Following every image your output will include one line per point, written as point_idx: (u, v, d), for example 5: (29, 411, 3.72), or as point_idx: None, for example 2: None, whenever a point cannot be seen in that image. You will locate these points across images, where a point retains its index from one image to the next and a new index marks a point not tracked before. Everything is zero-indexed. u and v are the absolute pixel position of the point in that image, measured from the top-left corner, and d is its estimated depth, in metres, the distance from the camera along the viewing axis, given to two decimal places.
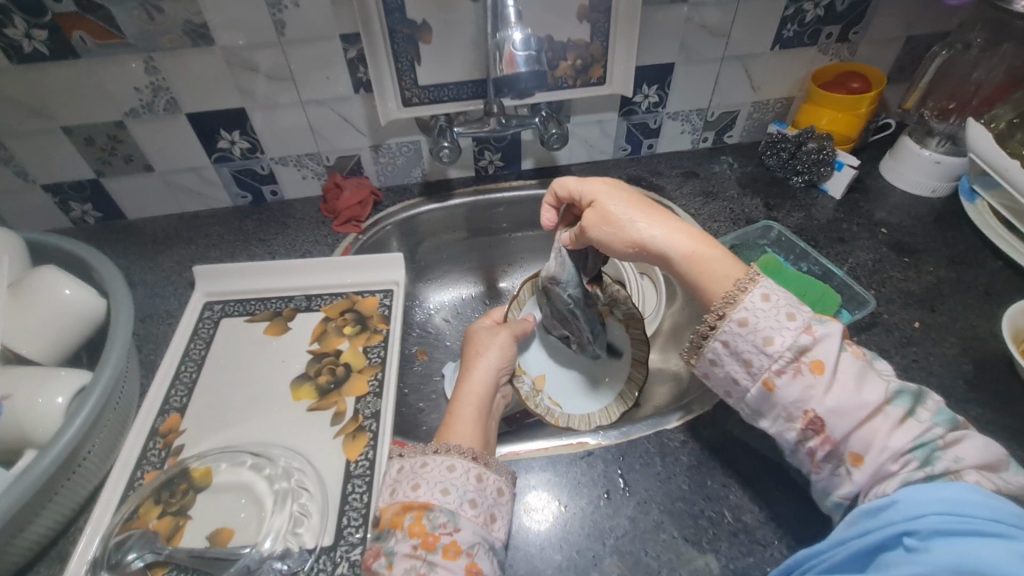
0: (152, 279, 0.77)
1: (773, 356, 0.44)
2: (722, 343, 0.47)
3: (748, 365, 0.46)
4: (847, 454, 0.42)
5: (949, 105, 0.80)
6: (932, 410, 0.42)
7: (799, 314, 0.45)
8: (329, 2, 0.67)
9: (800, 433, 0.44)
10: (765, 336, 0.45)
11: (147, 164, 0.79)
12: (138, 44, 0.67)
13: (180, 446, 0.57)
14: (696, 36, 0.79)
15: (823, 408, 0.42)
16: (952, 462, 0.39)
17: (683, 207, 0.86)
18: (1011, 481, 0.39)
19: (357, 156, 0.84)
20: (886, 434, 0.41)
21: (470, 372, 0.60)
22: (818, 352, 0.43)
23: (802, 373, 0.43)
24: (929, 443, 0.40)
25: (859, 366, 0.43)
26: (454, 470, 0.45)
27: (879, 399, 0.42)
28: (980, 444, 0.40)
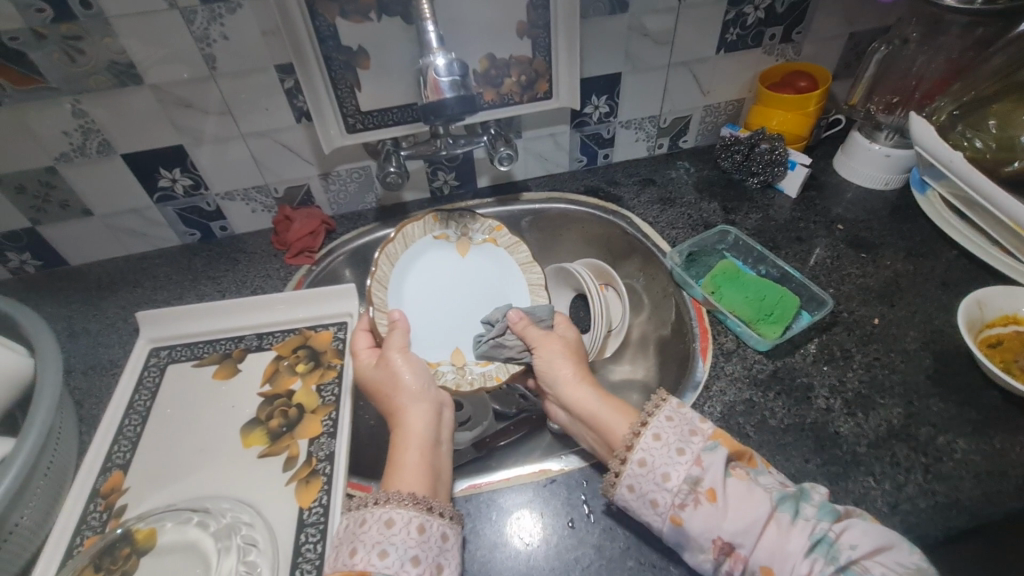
0: (96, 328, 0.74)
1: (673, 492, 0.47)
2: (628, 488, 0.48)
3: (654, 505, 0.47)
4: (759, 569, 0.44)
5: (893, 100, 0.81)
6: (817, 504, 0.45)
7: (688, 448, 0.48)
8: (260, 33, 0.65)
9: (715, 561, 0.45)
10: (663, 473, 0.48)
11: (86, 209, 0.76)
12: (64, 88, 0.65)
13: (123, 506, 0.54)
14: (640, 45, 0.78)
15: (727, 533, 0.44)
16: (850, 552, 0.42)
17: (642, 216, 0.85)
18: (907, 564, 0.42)
19: (307, 186, 0.82)
20: (786, 540, 0.43)
21: (399, 408, 0.58)
22: (709, 481, 0.46)
23: (701, 503, 0.46)
24: (823, 539, 0.43)
25: (745, 486, 0.46)
26: (392, 526, 0.46)
27: (767, 509, 0.45)
28: (865, 529, 0.44)
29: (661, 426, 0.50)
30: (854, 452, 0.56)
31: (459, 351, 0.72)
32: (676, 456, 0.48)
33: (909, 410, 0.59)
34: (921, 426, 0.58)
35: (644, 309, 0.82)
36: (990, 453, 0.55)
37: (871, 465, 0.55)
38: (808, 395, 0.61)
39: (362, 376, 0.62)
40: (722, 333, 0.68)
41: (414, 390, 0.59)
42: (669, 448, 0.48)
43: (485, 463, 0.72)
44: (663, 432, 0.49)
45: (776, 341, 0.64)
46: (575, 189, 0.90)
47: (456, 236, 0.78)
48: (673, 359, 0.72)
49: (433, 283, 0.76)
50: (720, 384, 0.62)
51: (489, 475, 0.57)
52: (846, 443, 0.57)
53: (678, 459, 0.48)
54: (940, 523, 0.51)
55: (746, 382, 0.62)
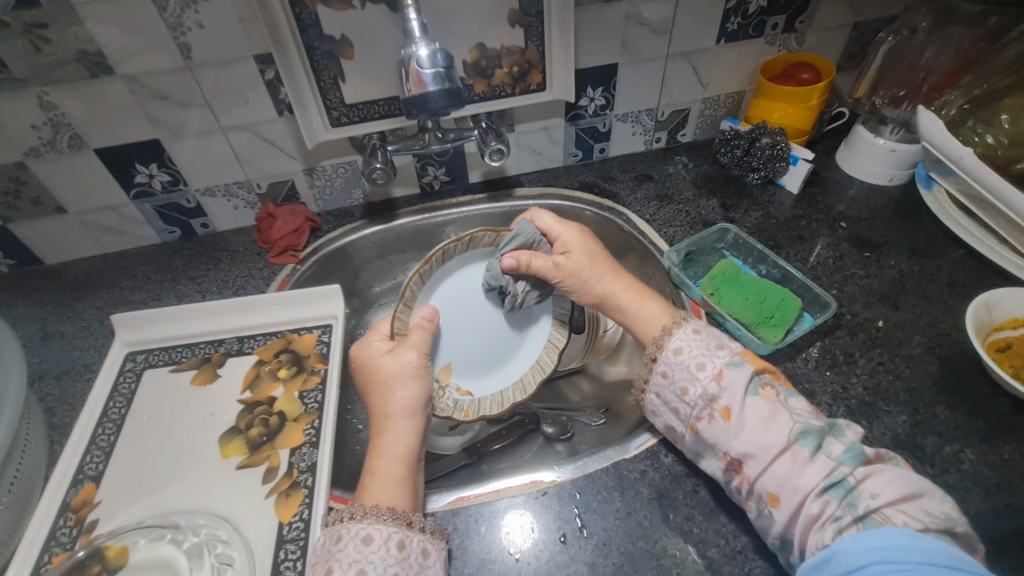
0: (71, 330, 0.71)
1: (691, 404, 0.51)
2: (654, 395, 0.54)
3: (678, 412, 0.52)
4: (765, 494, 0.46)
5: (900, 93, 0.78)
6: (845, 445, 0.46)
7: (726, 346, 0.53)
8: (237, 21, 0.62)
9: (726, 472, 0.49)
10: (699, 363, 0.52)
11: (58, 206, 0.73)
12: (29, 79, 0.61)
13: (94, 521, 0.52)
14: (638, 34, 0.75)
15: (736, 449, 0.48)
16: (869, 501, 0.42)
17: (638, 212, 0.82)
18: (935, 514, 0.41)
19: (291, 182, 0.79)
20: (799, 472, 0.45)
21: (392, 416, 0.53)
22: (725, 399, 0.49)
23: (715, 419, 0.49)
24: (840, 482, 0.44)
25: (769, 407, 0.48)
26: (370, 543, 0.44)
27: (786, 439, 0.46)
28: (891, 476, 0.43)
29: (700, 324, 0.55)
30: None
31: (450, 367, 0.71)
32: (696, 371, 0.51)
33: (914, 417, 0.57)
34: (927, 434, 0.55)
35: None
36: (999, 464, 0.53)
37: None
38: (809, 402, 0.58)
39: (365, 362, 0.57)
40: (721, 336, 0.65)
41: (416, 401, 0.54)
42: (692, 364, 0.52)
43: (475, 470, 0.70)
44: (685, 346, 0.53)
45: (777, 345, 0.62)
46: (570, 184, 0.87)
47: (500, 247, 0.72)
48: None
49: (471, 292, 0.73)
50: None
51: (479, 486, 0.55)
52: None
53: (699, 374, 0.51)
54: None
55: None
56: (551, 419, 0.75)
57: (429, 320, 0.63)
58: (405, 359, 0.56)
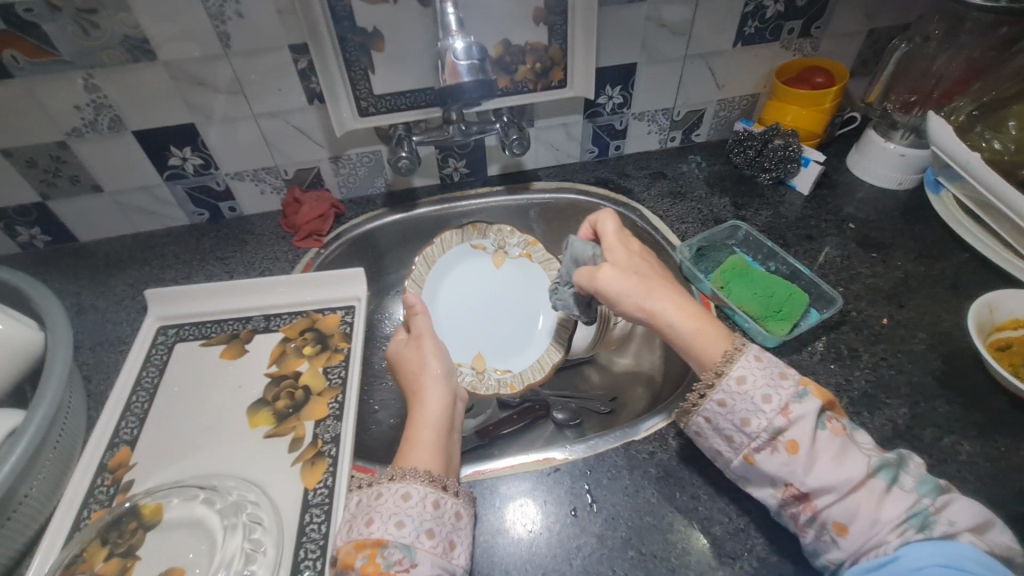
0: (104, 304, 0.74)
1: (751, 436, 0.45)
2: (704, 419, 0.48)
3: (730, 440, 0.47)
4: (832, 523, 0.43)
5: (910, 98, 0.79)
6: (918, 476, 0.43)
7: (776, 395, 0.45)
8: (275, 12, 0.65)
9: (782, 501, 0.45)
10: (743, 417, 0.46)
11: (95, 185, 0.76)
12: (76, 62, 0.64)
13: (130, 481, 0.55)
14: (657, 35, 0.77)
15: (806, 484, 0.43)
16: (946, 526, 0.41)
17: (652, 209, 0.85)
18: (997, 542, 0.41)
19: (317, 169, 0.82)
20: (877, 504, 0.42)
21: (422, 387, 0.58)
22: (794, 432, 0.44)
23: (779, 452, 0.44)
24: (921, 511, 0.41)
25: (839, 442, 0.44)
26: (408, 499, 0.46)
27: (864, 471, 0.42)
28: (966, 506, 0.42)
29: (746, 368, 0.46)
30: None
31: (480, 356, 0.80)
32: (760, 403, 0.45)
33: (915, 410, 0.59)
34: (926, 426, 0.58)
35: None
36: (995, 456, 0.55)
37: None
38: None
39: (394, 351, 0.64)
40: (729, 328, 0.68)
41: (439, 373, 0.59)
42: (754, 393, 0.46)
43: (487, 450, 0.72)
44: (748, 373, 0.46)
45: (785, 338, 0.64)
46: (586, 179, 0.90)
47: (493, 246, 0.84)
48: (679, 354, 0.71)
49: (467, 286, 0.85)
50: None
51: (494, 461, 0.57)
52: None
53: (763, 406, 0.45)
54: None
55: None
56: (562, 405, 0.77)
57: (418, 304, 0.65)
58: (420, 338, 0.63)
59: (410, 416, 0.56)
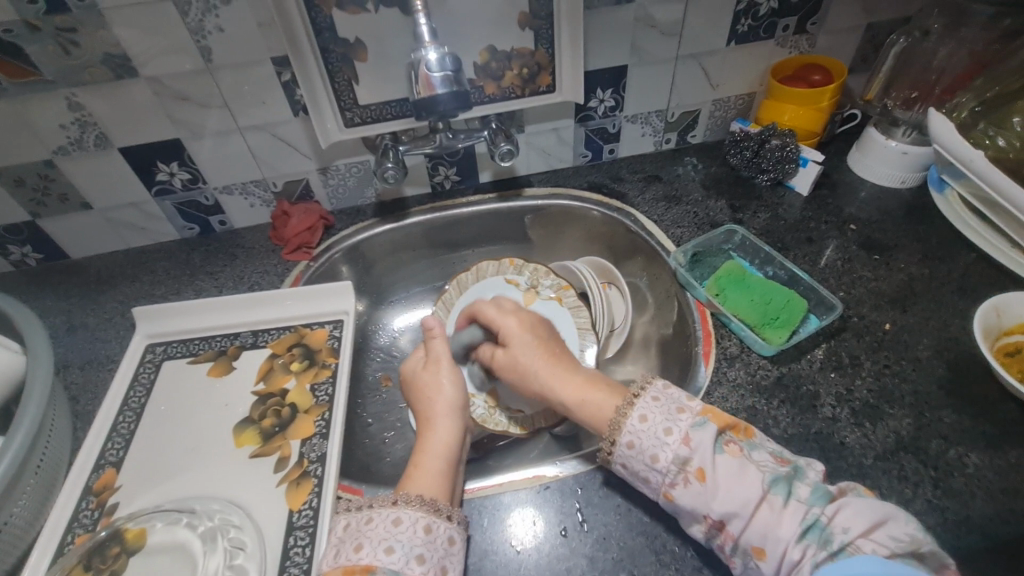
0: (94, 322, 0.74)
1: (663, 472, 0.46)
2: (621, 466, 0.49)
3: (647, 482, 0.48)
4: (751, 547, 0.43)
5: (912, 95, 0.77)
6: (810, 485, 0.44)
7: (675, 427, 0.47)
8: (255, 24, 0.64)
9: (707, 533, 0.45)
10: (652, 454, 0.47)
11: (84, 203, 0.76)
12: (58, 81, 0.64)
13: (114, 504, 0.54)
14: (648, 36, 0.76)
15: (716, 511, 0.44)
16: (841, 535, 0.40)
17: (646, 213, 0.83)
18: (901, 538, 0.40)
19: (306, 181, 0.81)
20: (777, 523, 0.42)
21: (436, 416, 0.57)
22: (698, 460, 0.45)
23: (691, 483, 0.45)
24: (815, 524, 0.41)
25: (736, 463, 0.45)
26: (399, 524, 0.45)
27: (759, 491, 0.43)
28: (860, 508, 0.42)
29: (646, 408, 0.49)
30: (860, 465, 0.54)
31: (496, 389, 0.74)
32: (663, 436, 0.47)
33: (919, 421, 0.57)
34: (931, 437, 0.55)
35: (649, 308, 0.80)
36: (1004, 468, 0.53)
37: (877, 477, 0.53)
38: (813, 403, 0.59)
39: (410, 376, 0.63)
40: (726, 337, 0.66)
41: (454, 403, 0.59)
42: (654, 428, 0.48)
43: (482, 464, 0.71)
44: (648, 413, 0.48)
45: (782, 346, 0.62)
46: (579, 184, 0.88)
47: (527, 284, 0.81)
48: (675, 363, 0.69)
49: None
50: (722, 390, 0.61)
51: (481, 480, 0.56)
52: (852, 455, 0.55)
53: (665, 439, 0.47)
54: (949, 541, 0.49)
55: (750, 389, 0.60)
56: None
57: (439, 328, 0.64)
58: (437, 364, 0.62)
59: (420, 442, 0.56)
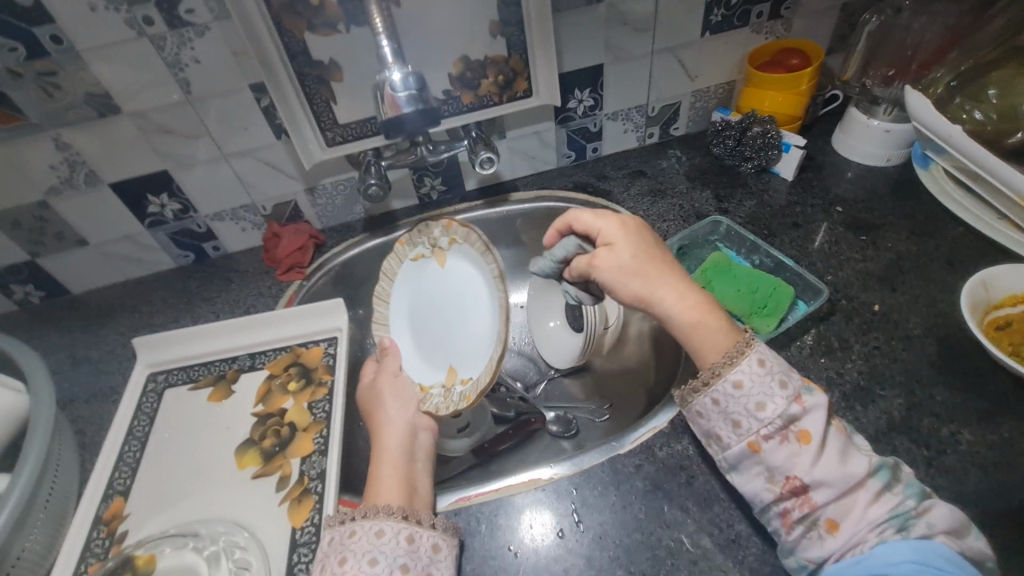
0: (97, 355, 0.76)
1: (763, 421, 0.47)
2: (711, 399, 0.49)
3: (736, 426, 0.48)
4: (824, 519, 0.44)
5: (889, 72, 0.77)
6: (904, 480, 0.45)
7: (790, 382, 0.48)
8: (230, 53, 0.65)
9: (779, 497, 0.46)
10: (758, 402, 0.47)
11: (81, 239, 0.78)
12: (44, 124, 0.66)
13: (124, 532, 0.56)
14: (620, 34, 0.76)
15: (811, 476, 0.44)
16: (925, 527, 0.42)
17: (632, 209, 0.83)
18: (971, 544, 0.43)
19: (294, 202, 0.82)
20: (867, 504, 0.44)
21: (382, 423, 0.61)
22: (806, 422, 0.46)
23: (790, 441, 0.46)
24: (903, 513, 0.43)
25: (843, 440, 0.46)
26: (382, 535, 0.47)
27: (862, 472, 0.44)
28: (948, 512, 0.44)
29: (743, 372, 0.48)
30: None
31: (453, 369, 0.71)
32: (755, 408, 0.47)
33: (911, 400, 0.57)
34: (924, 416, 0.55)
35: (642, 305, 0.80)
36: (999, 443, 0.53)
37: None
38: None
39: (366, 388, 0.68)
40: None
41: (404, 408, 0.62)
42: (771, 377, 0.48)
43: (484, 469, 0.72)
44: (745, 378, 0.48)
45: (771, 334, 0.62)
46: (564, 185, 0.89)
47: (427, 247, 0.76)
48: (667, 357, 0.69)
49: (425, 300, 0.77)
50: None
51: (478, 486, 0.57)
52: None
53: (779, 391, 0.47)
54: None
55: None
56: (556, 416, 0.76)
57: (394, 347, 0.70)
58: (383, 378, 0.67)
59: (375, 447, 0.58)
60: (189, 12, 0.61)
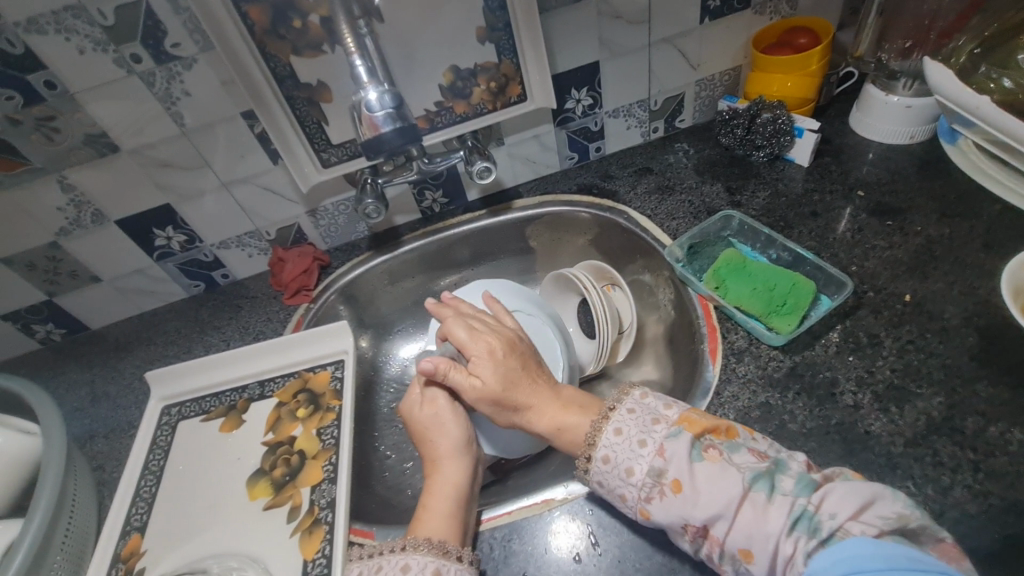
0: (115, 390, 0.77)
1: (638, 485, 0.46)
2: (598, 483, 0.49)
3: (624, 498, 0.48)
4: (738, 550, 0.42)
5: (907, 44, 0.71)
6: (794, 477, 0.44)
7: (651, 438, 0.48)
8: (219, 83, 0.65)
9: (693, 543, 0.45)
10: (640, 440, 0.48)
11: (94, 276, 0.79)
12: (48, 167, 0.67)
13: (141, 569, 0.56)
14: (614, 28, 0.73)
15: (698, 518, 0.43)
16: (830, 522, 0.40)
17: (639, 209, 0.80)
18: (889, 514, 0.40)
19: (297, 225, 0.82)
20: (764, 519, 0.42)
21: (438, 458, 0.56)
22: (673, 471, 0.45)
23: (666, 495, 0.45)
24: (804, 514, 0.41)
25: (715, 470, 0.45)
26: (408, 570, 0.46)
27: (740, 489, 0.43)
28: (845, 492, 0.41)
29: (620, 420, 0.50)
30: (888, 454, 0.50)
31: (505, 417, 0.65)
32: (638, 449, 0.48)
33: (951, 399, 0.52)
34: (966, 416, 0.51)
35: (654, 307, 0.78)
36: None
37: (909, 467, 0.49)
38: (832, 391, 0.55)
39: (410, 416, 0.59)
40: (732, 330, 0.62)
41: (459, 443, 0.57)
42: (630, 442, 0.48)
43: (502, 486, 0.70)
44: (623, 426, 0.49)
45: (793, 334, 0.58)
46: (569, 188, 0.86)
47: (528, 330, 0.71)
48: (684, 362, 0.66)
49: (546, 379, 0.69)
50: (733, 389, 0.57)
51: (490, 510, 0.55)
52: (879, 445, 0.51)
53: (640, 451, 0.47)
54: (995, 531, 0.45)
55: (762, 384, 0.57)
56: None
57: (432, 361, 0.61)
58: (439, 405, 0.59)
59: (430, 482, 0.55)
60: (175, 46, 0.61)
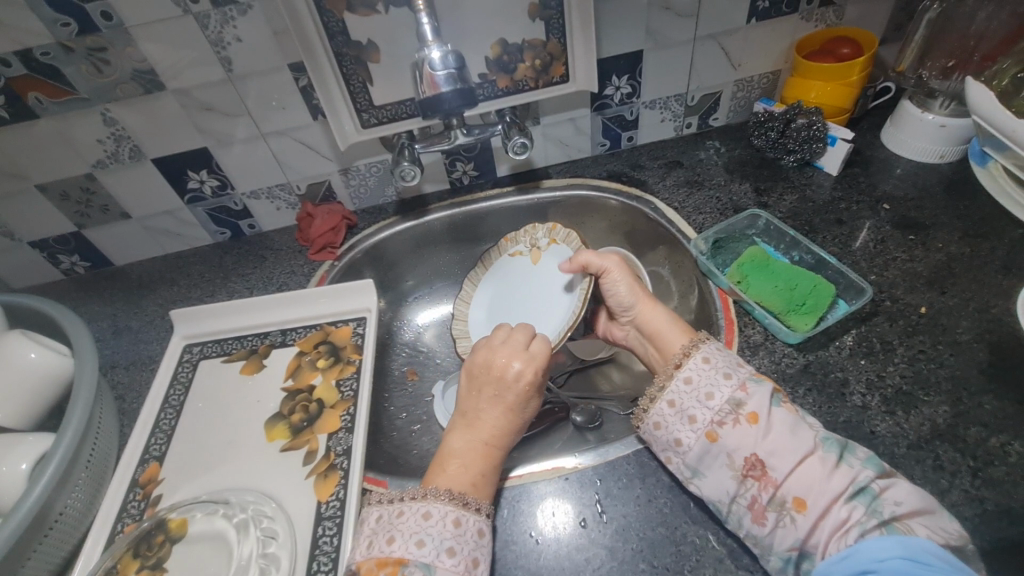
0: (137, 324, 0.79)
1: (715, 410, 0.50)
2: (669, 403, 0.53)
3: (692, 421, 0.51)
4: (791, 499, 0.45)
5: (949, 64, 0.72)
6: (864, 457, 0.47)
7: (735, 374, 0.52)
8: (271, 32, 0.66)
9: (743, 482, 0.48)
10: (708, 392, 0.51)
11: (124, 212, 0.80)
12: (93, 99, 0.67)
13: (159, 496, 0.58)
14: (662, 19, 0.74)
15: (764, 451, 0.47)
16: (893, 506, 0.43)
17: (666, 200, 0.81)
18: (948, 530, 0.43)
19: (327, 182, 0.83)
20: (826, 477, 0.45)
21: (478, 412, 0.56)
22: (753, 406, 0.49)
23: (741, 423, 0.49)
24: (867, 490, 0.44)
25: (791, 419, 0.49)
26: (429, 518, 0.48)
27: (811, 446, 0.47)
28: (909, 488, 0.44)
29: (693, 371, 0.53)
30: (891, 454, 0.52)
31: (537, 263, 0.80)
32: (705, 401, 0.51)
33: (957, 408, 0.54)
34: (970, 425, 0.53)
35: (674, 298, 0.79)
36: None
37: (910, 467, 0.51)
38: (842, 391, 0.57)
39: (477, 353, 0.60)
40: (749, 325, 0.64)
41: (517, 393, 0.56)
42: (715, 371, 0.53)
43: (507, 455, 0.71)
44: (695, 375, 0.53)
45: (809, 333, 0.60)
46: (597, 174, 0.87)
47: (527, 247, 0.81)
48: None
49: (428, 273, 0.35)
50: None
51: (504, 472, 0.57)
52: (883, 444, 0.53)
53: (723, 381, 0.51)
54: (985, 534, 0.47)
55: (776, 377, 0.59)
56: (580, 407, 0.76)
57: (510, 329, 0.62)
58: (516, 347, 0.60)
59: (454, 442, 0.55)
60: None
